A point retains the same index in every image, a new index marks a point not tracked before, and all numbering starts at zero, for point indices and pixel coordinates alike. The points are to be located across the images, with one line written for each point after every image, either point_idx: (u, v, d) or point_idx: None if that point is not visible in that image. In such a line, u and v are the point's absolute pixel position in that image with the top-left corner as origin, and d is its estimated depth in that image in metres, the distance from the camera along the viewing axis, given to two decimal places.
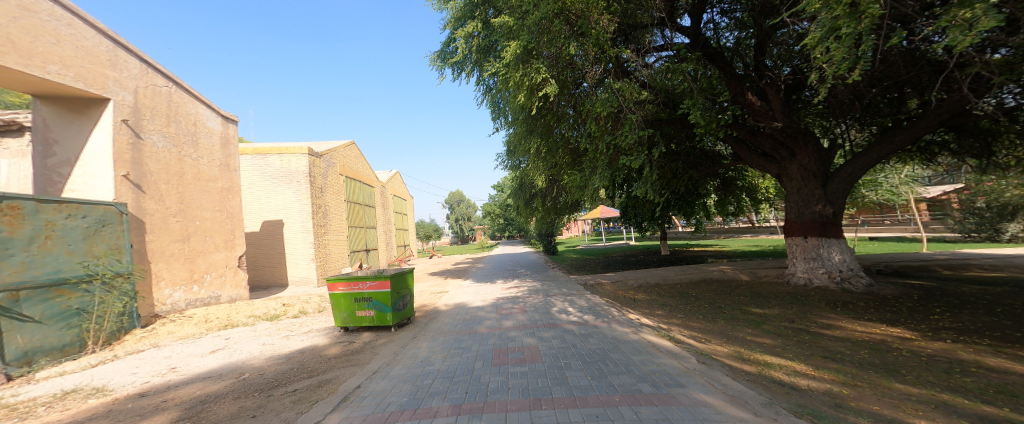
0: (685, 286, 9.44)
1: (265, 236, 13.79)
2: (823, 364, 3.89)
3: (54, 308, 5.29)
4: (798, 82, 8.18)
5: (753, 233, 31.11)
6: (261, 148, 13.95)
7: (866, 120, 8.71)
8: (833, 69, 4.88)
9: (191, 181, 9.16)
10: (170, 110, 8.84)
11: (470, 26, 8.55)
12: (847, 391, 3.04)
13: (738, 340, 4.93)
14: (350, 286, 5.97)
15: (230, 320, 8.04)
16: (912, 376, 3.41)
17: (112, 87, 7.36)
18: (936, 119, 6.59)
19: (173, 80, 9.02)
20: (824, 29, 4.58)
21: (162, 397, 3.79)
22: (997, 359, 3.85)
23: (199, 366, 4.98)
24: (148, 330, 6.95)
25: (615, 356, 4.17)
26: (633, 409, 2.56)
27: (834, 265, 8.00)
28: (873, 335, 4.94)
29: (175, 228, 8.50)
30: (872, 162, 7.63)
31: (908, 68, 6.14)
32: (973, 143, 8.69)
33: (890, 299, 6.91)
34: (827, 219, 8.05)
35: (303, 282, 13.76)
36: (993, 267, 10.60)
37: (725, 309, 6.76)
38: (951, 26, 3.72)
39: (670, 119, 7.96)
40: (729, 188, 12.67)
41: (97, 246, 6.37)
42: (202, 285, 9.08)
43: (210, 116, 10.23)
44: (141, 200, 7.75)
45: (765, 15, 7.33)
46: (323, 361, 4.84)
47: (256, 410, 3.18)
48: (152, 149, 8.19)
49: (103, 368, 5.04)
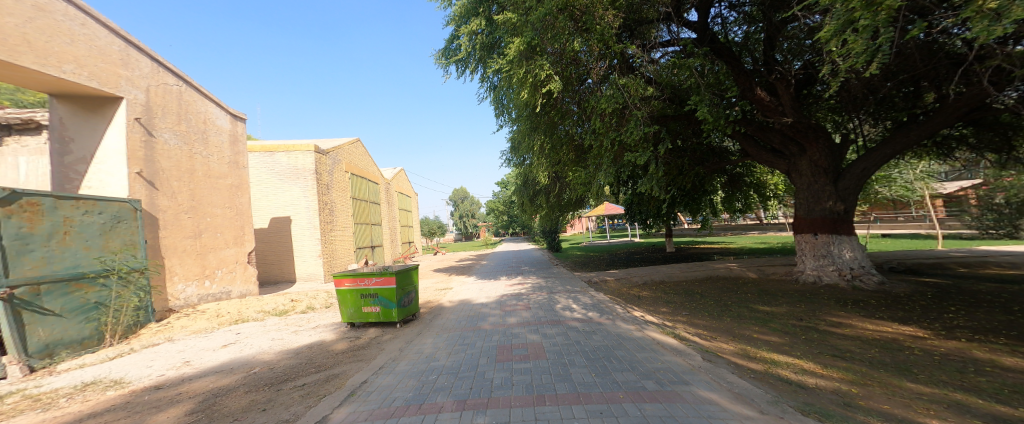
0: (691, 284, 9.37)
1: (274, 232, 14.00)
2: (832, 363, 3.84)
3: (73, 302, 5.44)
4: (809, 77, 8.02)
5: (761, 230, 30.75)
6: (268, 146, 14.12)
7: (879, 114, 8.51)
8: (849, 62, 4.75)
9: (202, 178, 9.32)
10: (180, 108, 8.98)
11: (474, 23, 8.54)
12: (856, 390, 3.01)
13: (744, 337, 4.89)
14: (356, 282, 6.03)
15: (240, 315, 8.21)
16: (924, 375, 3.35)
17: (125, 86, 7.50)
18: (954, 112, 6.41)
19: (183, 79, 9.16)
20: (839, 21, 4.45)
21: (176, 390, 3.88)
22: (1013, 358, 3.77)
23: (211, 360, 5.10)
24: (162, 324, 7.11)
25: (619, 353, 4.16)
26: (637, 406, 2.57)
27: (845, 263, 7.86)
28: (884, 333, 4.85)
29: (187, 224, 8.66)
30: (887, 158, 7.44)
31: (925, 62, 5.97)
32: (992, 137, 8.42)
33: (902, 298, 6.77)
34: (838, 216, 7.90)
35: (311, 278, 13.97)
36: (1011, 265, 10.31)
37: (731, 307, 6.69)
38: (973, 16, 3.58)
39: (676, 114, 7.86)
40: (736, 184, 12.49)
41: (113, 242, 6.52)
42: (213, 280, 9.26)
43: (219, 114, 10.37)
44: (154, 196, 7.92)
45: (775, 8, 7.15)
46: (331, 356, 4.92)
47: (266, 404, 3.24)
48: (164, 147, 8.35)
49: (121, 361, 5.18)
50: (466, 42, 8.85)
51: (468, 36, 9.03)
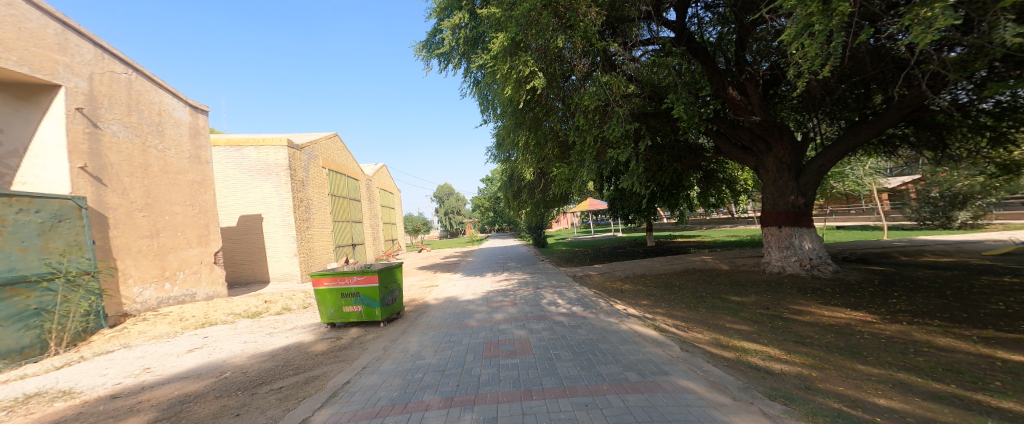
0: (670, 277, 9.73)
1: (243, 231, 13.28)
2: (794, 348, 4.12)
3: (9, 308, 4.97)
4: (776, 77, 8.42)
5: (732, 223, 32.46)
6: (234, 140, 13.36)
7: (836, 114, 9.11)
8: (806, 65, 5.06)
9: (158, 173, 8.68)
10: (130, 98, 8.28)
11: (457, 17, 8.36)
12: (816, 374, 3.24)
13: (717, 327, 5.15)
14: (336, 282, 5.85)
15: (207, 319, 7.75)
16: (872, 357, 3.67)
17: (63, 72, 6.82)
18: (898, 114, 6.94)
19: (133, 67, 8.43)
20: (798, 25, 4.71)
21: (137, 398, 3.64)
22: (946, 338, 4.19)
23: (176, 366, 4.81)
24: (118, 329, 6.62)
25: (603, 346, 4.28)
26: (620, 397, 2.66)
27: (805, 254, 8.42)
28: (839, 319, 5.27)
29: (142, 223, 8.05)
30: (842, 155, 7.98)
31: (875, 65, 6.41)
32: (929, 137, 9.22)
33: (854, 285, 7.36)
34: (800, 209, 8.44)
35: (285, 278, 13.37)
36: (944, 253, 11.45)
37: (706, 298, 7.01)
38: (914, 23, 3.89)
39: (654, 112, 8.09)
40: (711, 180, 12.99)
41: (55, 244, 5.95)
42: (175, 282, 8.69)
43: (176, 105, 9.67)
44: (103, 193, 7.27)
45: (746, 10, 7.49)
46: (309, 357, 4.76)
47: (241, 408, 3.11)
48: (112, 139, 7.66)
49: (70, 370, 4.78)
50: (449, 36, 8.67)
51: (451, 29, 8.81)
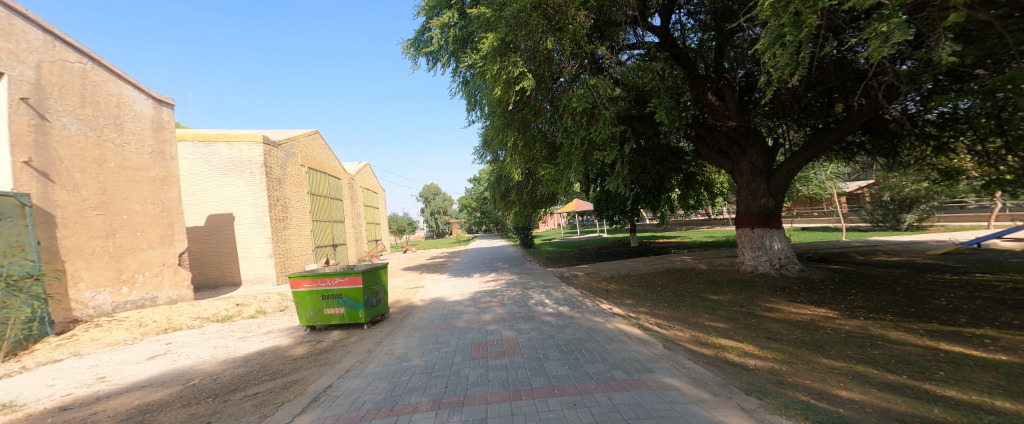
0: (651, 277, 10.00)
1: (211, 231, 12.57)
2: (766, 344, 4.31)
3: None
4: (750, 84, 8.80)
5: (709, 224, 33.79)
6: (203, 135, 12.63)
7: (803, 121, 9.64)
8: (777, 73, 5.31)
9: (115, 169, 8.07)
10: (85, 89, 7.67)
11: (446, 15, 8.27)
12: (786, 368, 3.41)
13: (697, 325, 5.32)
14: (316, 283, 5.64)
15: (170, 324, 7.30)
16: (835, 351, 3.90)
17: (5, 59, 6.24)
18: (857, 122, 7.42)
19: (88, 56, 7.83)
20: (771, 35, 4.94)
21: (92, 409, 3.38)
22: (897, 332, 4.51)
23: (135, 374, 4.48)
24: (66, 337, 6.11)
25: (590, 345, 4.33)
26: (608, 395, 2.69)
27: (775, 253, 8.84)
28: (805, 315, 5.58)
29: (97, 223, 7.46)
30: (808, 160, 8.43)
31: (839, 75, 6.82)
32: (884, 145, 9.93)
33: (819, 283, 7.80)
34: (771, 211, 8.85)
35: (257, 280, 12.76)
36: (895, 252, 12.35)
37: (686, 297, 7.25)
38: (872, 37, 4.17)
39: (639, 115, 8.24)
40: (691, 183, 13.40)
41: None
42: (133, 285, 8.12)
43: (137, 97, 9.04)
44: (50, 190, 6.68)
45: (725, 18, 7.82)
46: (287, 362, 4.55)
47: (211, 416, 2.94)
48: (62, 132, 7.07)
49: (12, 381, 4.37)
50: (438, 34, 8.56)
51: (440, 28, 8.71)
